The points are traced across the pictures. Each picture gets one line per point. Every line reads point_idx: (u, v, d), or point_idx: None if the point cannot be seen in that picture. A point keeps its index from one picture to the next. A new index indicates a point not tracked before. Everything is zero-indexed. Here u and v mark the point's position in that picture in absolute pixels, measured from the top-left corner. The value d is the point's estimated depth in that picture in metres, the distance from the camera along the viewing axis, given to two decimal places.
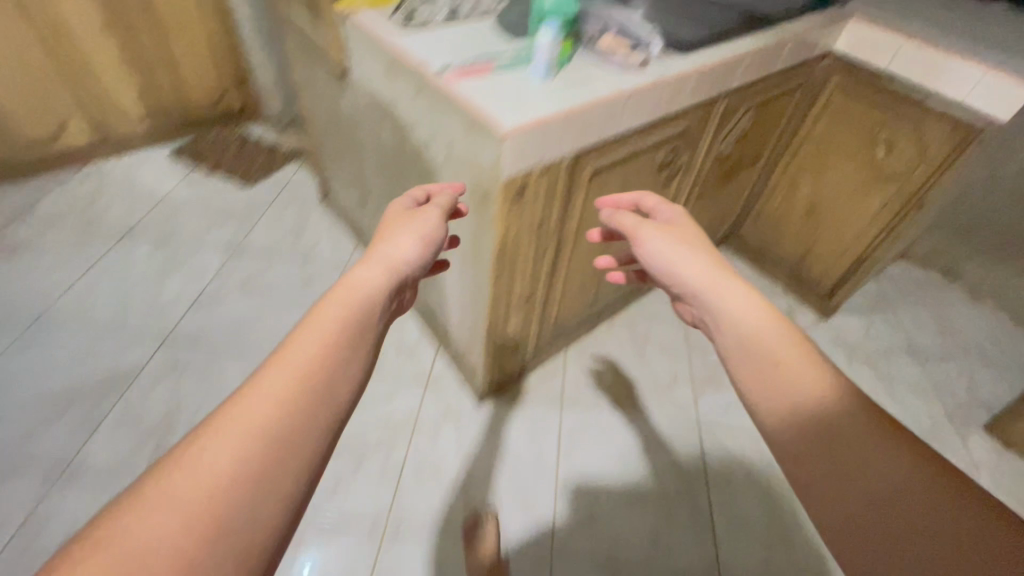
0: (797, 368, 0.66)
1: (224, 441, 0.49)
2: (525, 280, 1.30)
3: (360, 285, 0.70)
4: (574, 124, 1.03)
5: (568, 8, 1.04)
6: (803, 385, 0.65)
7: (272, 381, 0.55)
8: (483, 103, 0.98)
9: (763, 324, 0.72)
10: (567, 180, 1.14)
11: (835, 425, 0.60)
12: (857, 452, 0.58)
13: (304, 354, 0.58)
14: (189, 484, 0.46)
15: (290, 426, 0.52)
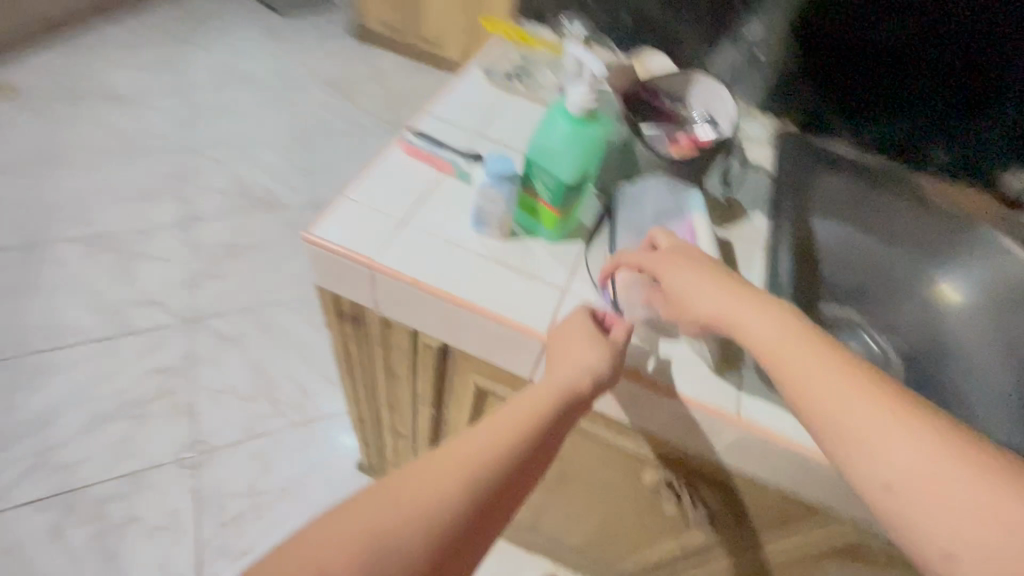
0: (861, 415, 0.44)
1: (394, 489, 0.45)
2: (388, 408, 0.96)
3: (579, 352, 0.56)
4: (436, 312, 0.65)
5: (558, 169, 0.60)
6: (885, 442, 0.43)
7: (482, 430, 0.50)
8: (362, 200, 0.69)
9: (852, 394, 0.45)
10: (435, 365, 0.76)
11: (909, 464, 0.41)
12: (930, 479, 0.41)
13: (512, 415, 0.52)
14: (358, 514, 0.43)
15: (454, 488, 0.46)
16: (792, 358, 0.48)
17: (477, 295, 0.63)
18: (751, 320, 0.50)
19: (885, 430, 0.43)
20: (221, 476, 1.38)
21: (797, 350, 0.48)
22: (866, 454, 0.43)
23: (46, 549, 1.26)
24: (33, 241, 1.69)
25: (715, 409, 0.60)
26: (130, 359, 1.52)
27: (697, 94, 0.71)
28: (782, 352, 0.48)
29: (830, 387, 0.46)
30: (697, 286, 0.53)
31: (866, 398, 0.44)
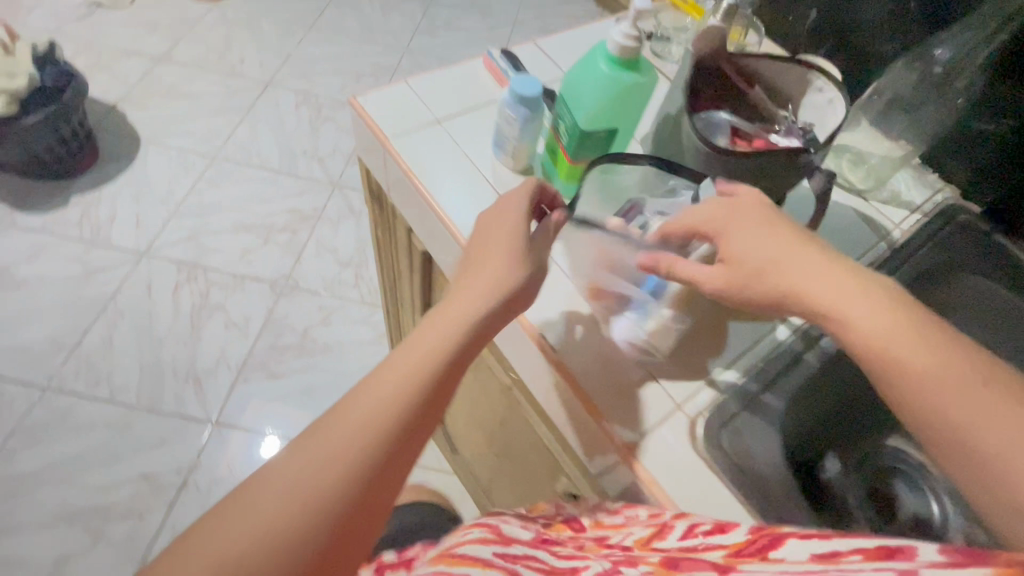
0: (897, 348, 0.41)
1: (307, 452, 0.40)
2: (396, 302, 1.01)
3: (497, 268, 0.50)
4: (422, 212, 0.66)
5: (576, 109, 0.55)
6: (926, 373, 0.40)
7: (376, 384, 0.44)
8: (417, 87, 0.70)
9: (884, 322, 0.42)
10: (424, 269, 0.77)
11: (951, 397, 0.39)
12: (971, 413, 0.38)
13: (415, 350, 0.46)
14: (271, 488, 0.39)
15: (375, 435, 0.42)
16: (856, 314, 0.43)
17: (453, 208, 0.62)
18: (802, 266, 0.45)
19: (961, 393, 0.39)
20: (291, 308, 1.60)
21: (860, 304, 0.43)
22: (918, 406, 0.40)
23: (161, 295, 1.56)
24: (265, 78, 2.06)
25: (605, 424, 0.54)
26: (282, 193, 1.80)
27: (810, 99, 0.58)
28: (844, 309, 0.43)
29: (905, 353, 0.41)
30: (754, 236, 0.47)
31: (938, 357, 0.40)
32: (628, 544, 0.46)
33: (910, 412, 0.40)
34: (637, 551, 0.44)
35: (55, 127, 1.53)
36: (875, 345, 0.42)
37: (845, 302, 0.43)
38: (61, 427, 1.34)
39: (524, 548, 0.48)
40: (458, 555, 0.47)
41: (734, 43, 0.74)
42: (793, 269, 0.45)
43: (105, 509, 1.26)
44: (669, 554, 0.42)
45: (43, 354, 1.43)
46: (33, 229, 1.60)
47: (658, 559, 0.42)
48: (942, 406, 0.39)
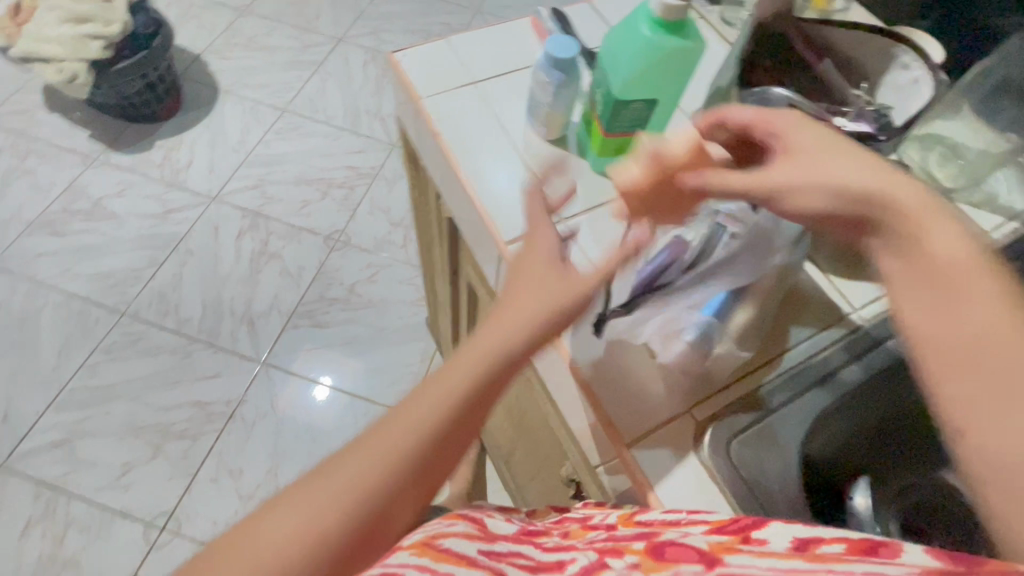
0: (927, 236, 0.37)
1: (315, 485, 0.41)
2: (430, 266, 1.01)
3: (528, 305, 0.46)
4: (446, 175, 0.64)
5: (612, 78, 0.50)
6: (954, 271, 0.36)
7: (370, 444, 0.43)
8: (456, 44, 0.67)
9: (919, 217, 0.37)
10: (451, 233, 0.76)
11: (972, 305, 0.34)
12: (992, 326, 0.34)
13: (438, 390, 0.44)
14: (281, 523, 0.39)
15: (385, 470, 0.42)
16: (929, 223, 0.37)
17: (477, 174, 0.59)
18: (878, 171, 0.39)
19: (1008, 335, 0.33)
20: (341, 260, 1.66)
21: (929, 217, 0.37)
22: (937, 305, 0.35)
23: (227, 239, 1.66)
24: (338, 33, 2.09)
25: (607, 421, 0.51)
26: (343, 150, 1.85)
27: (891, 78, 0.50)
28: (911, 217, 0.37)
29: (962, 276, 0.35)
30: (825, 140, 0.41)
31: (997, 294, 0.34)
32: (613, 523, 0.45)
33: (941, 328, 0.35)
34: (622, 531, 0.43)
35: (145, 73, 1.64)
36: (937, 259, 0.36)
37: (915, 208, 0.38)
38: (133, 350, 1.48)
39: (509, 546, 0.46)
40: (439, 548, 0.43)
41: (816, 10, 0.66)
42: (866, 170, 0.39)
43: (165, 427, 1.40)
44: (647, 531, 0.41)
45: (122, 282, 1.57)
46: (122, 167, 1.74)
47: (643, 546, 0.39)
48: (986, 338, 0.33)
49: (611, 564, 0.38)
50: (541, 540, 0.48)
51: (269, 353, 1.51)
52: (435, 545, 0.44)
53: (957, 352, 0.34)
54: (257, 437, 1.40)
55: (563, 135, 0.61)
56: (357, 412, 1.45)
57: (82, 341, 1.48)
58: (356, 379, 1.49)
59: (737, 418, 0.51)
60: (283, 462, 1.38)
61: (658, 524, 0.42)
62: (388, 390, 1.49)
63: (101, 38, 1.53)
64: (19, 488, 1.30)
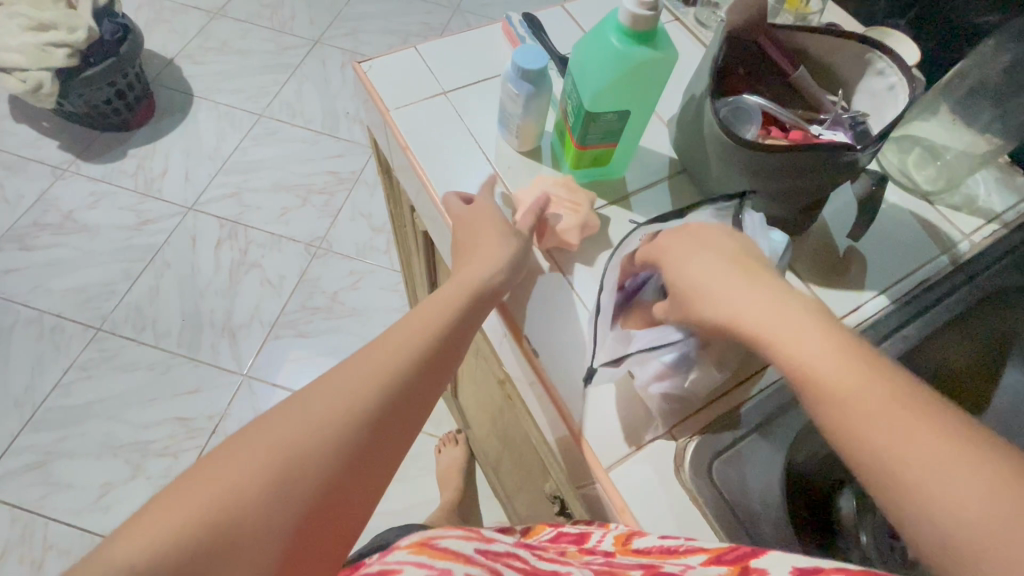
0: (784, 335, 0.39)
1: (272, 428, 0.37)
2: (409, 276, 0.99)
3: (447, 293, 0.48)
4: (418, 188, 0.62)
5: (583, 89, 0.48)
6: (821, 368, 0.37)
7: (330, 386, 0.40)
8: (426, 52, 0.65)
9: (769, 316, 0.40)
10: (428, 246, 0.74)
11: (843, 403, 0.36)
12: (868, 414, 0.35)
13: (371, 363, 0.42)
14: (228, 463, 0.35)
15: (347, 407, 0.39)
16: (798, 337, 0.38)
17: (447, 189, 0.57)
18: (717, 286, 0.42)
19: (886, 415, 0.35)
20: (324, 268, 1.63)
21: (794, 325, 0.39)
22: (822, 411, 0.37)
23: (204, 249, 1.62)
24: (314, 35, 2.05)
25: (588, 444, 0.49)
26: (322, 154, 1.81)
27: (867, 84, 0.49)
28: (777, 332, 0.39)
29: (848, 385, 0.36)
30: (693, 258, 0.44)
31: (879, 395, 0.35)
32: (609, 549, 0.43)
33: (838, 435, 0.36)
34: (621, 558, 0.41)
35: (113, 80, 1.59)
36: (819, 380, 0.37)
37: (778, 326, 0.39)
38: (110, 367, 1.45)
39: (504, 547, 0.42)
40: (438, 547, 0.39)
41: (792, 12, 0.66)
42: (730, 286, 0.42)
43: (145, 446, 1.36)
44: (645, 562, 0.40)
45: (97, 297, 1.53)
46: (94, 178, 1.69)
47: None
48: (882, 446, 0.34)
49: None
50: (535, 552, 0.44)
51: (252, 365, 1.48)
52: (433, 547, 0.39)
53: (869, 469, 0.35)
54: None
55: (536, 146, 0.59)
56: None
57: (56, 360, 1.44)
58: None
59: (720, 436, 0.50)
60: None
61: (657, 552, 0.40)
62: None
63: (66, 45, 1.48)
64: None
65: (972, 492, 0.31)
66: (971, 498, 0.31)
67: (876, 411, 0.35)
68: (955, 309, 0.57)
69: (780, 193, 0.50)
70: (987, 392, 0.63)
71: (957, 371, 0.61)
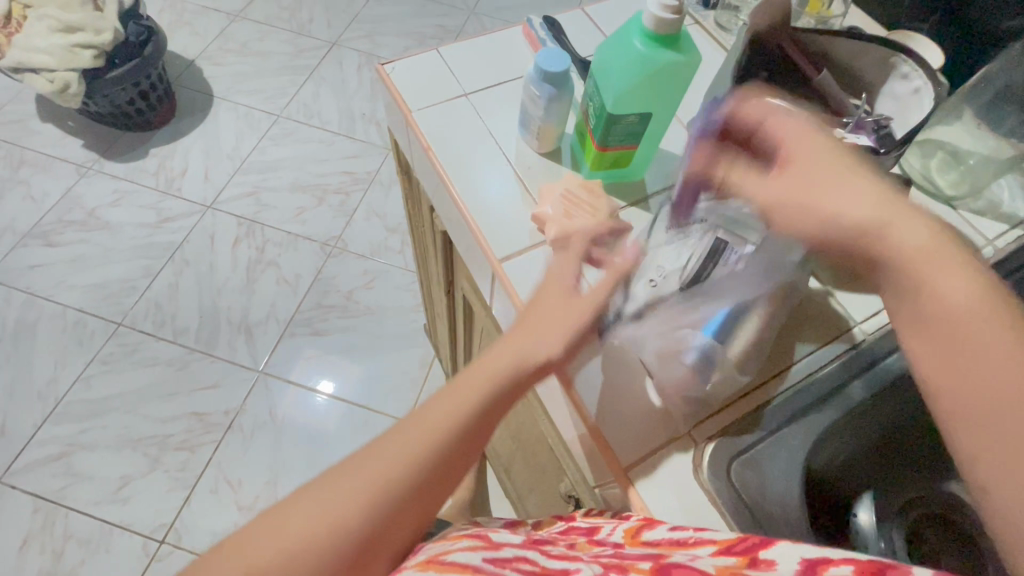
0: (919, 273, 0.39)
1: (345, 476, 0.41)
2: (426, 275, 1.00)
3: (503, 358, 0.46)
4: (438, 189, 0.63)
5: (605, 90, 0.49)
6: (947, 306, 0.37)
7: (398, 438, 0.43)
8: (447, 55, 0.66)
9: (910, 249, 0.39)
10: (445, 245, 0.75)
11: (966, 344, 0.36)
12: (993, 361, 0.35)
13: (406, 439, 0.43)
14: (306, 511, 0.39)
15: (412, 455, 0.42)
16: (935, 270, 0.38)
17: (469, 188, 0.58)
18: (865, 203, 0.41)
19: (1017, 366, 0.35)
20: (339, 267, 1.64)
21: (922, 248, 0.39)
22: (938, 351, 0.37)
23: (222, 247, 1.65)
24: (332, 37, 2.07)
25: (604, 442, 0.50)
26: (338, 155, 1.83)
27: (891, 87, 0.49)
28: (912, 262, 0.39)
29: (971, 312, 0.37)
30: (824, 170, 0.42)
31: (992, 328, 0.36)
32: (619, 541, 0.43)
33: (949, 374, 0.37)
34: (630, 549, 0.41)
35: (137, 81, 1.63)
36: (939, 305, 0.38)
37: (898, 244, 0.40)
38: (130, 362, 1.47)
39: (514, 551, 0.42)
40: (446, 561, 0.39)
41: (813, 15, 0.66)
42: (878, 204, 0.40)
43: (163, 439, 1.39)
44: (654, 552, 0.40)
45: (118, 293, 1.56)
46: (117, 176, 1.73)
47: (649, 567, 0.38)
48: (980, 372, 0.36)
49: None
50: (546, 548, 0.44)
51: (268, 361, 1.50)
52: (441, 561, 0.39)
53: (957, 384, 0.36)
54: (256, 446, 1.40)
55: (555, 147, 0.60)
56: (356, 420, 1.44)
57: (78, 354, 1.47)
58: (355, 386, 1.48)
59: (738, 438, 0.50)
60: (283, 471, 1.37)
61: (667, 544, 0.41)
62: (387, 398, 1.48)
63: (94, 47, 1.52)
64: (17, 503, 1.29)
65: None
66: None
67: (986, 340, 0.36)
68: None
69: None
70: None
71: None
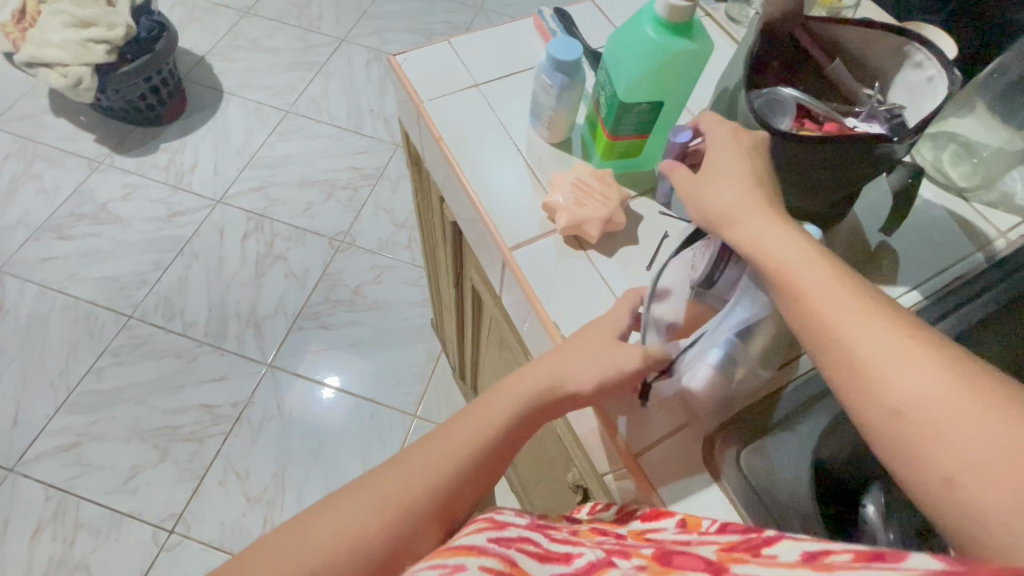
0: (824, 290, 0.40)
1: (377, 486, 0.44)
2: (435, 269, 1.01)
3: (535, 377, 0.49)
4: (449, 179, 0.63)
5: (618, 77, 0.49)
6: (850, 321, 0.39)
7: (427, 451, 0.46)
8: (459, 46, 0.67)
9: (814, 268, 0.41)
10: (455, 237, 0.75)
11: (869, 357, 0.38)
12: (894, 369, 0.37)
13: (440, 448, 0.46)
14: (341, 517, 0.42)
15: (442, 470, 0.45)
16: (836, 290, 0.40)
17: (480, 178, 0.58)
18: (768, 229, 0.42)
19: (919, 375, 0.36)
20: (347, 262, 1.65)
21: (818, 270, 0.41)
22: (850, 367, 0.38)
23: (231, 241, 1.66)
24: (341, 34, 2.08)
25: (614, 431, 0.51)
26: (346, 151, 1.84)
27: (904, 77, 0.49)
28: (814, 281, 0.40)
29: (854, 319, 0.39)
30: (731, 190, 0.44)
31: (876, 327, 0.38)
32: (623, 534, 0.43)
33: (862, 391, 0.38)
34: (633, 541, 0.41)
35: (149, 76, 1.64)
36: (827, 312, 0.39)
37: (799, 264, 0.41)
38: (140, 354, 1.49)
39: (519, 533, 0.42)
40: (451, 546, 0.39)
41: (825, 7, 0.65)
42: (766, 221, 0.43)
43: (172, 430, 1.40)
44: (658, 544, 0.40)
45: (128, 286, 1.58)
46: (127, 171, 1.75)
47: (652, 552, 0.38)
48: (878, 373, 0.37)
49: (616, 567, 0.36)
50: (550, 533, 0.43)
51: (276, 354, 1.51)
52: (448, 548, 0.38)
53: (858, 390, 0.38)
54: (265, 439, 1.41)
55: (566, 137, 0.60)
56: (363, 414, 1.45)
57: (89, 346, 1.49)
58: (362, 380, 1.49)
59: (748, 427, 0.50)
60: (290, 463, 1.38)
61: (670, 540, 0.40)
62: (393, 393, 1.48)
63: (106, 42, 1.53)
64: (29, 491, 1.31)
65: (954, 414, 0.35)
66: (950, 417, 0.35)
67: (875, 341, 0.38)
68: (988, 307, 0.56)
69: (811, 185, 0.50)
70: None
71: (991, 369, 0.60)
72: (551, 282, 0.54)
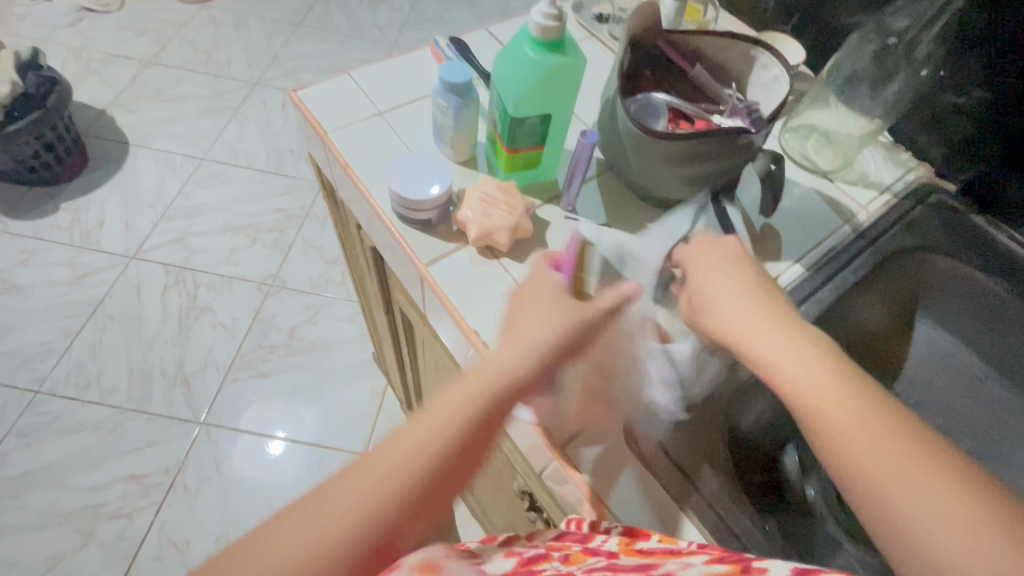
0: (840, 415, 0.37)
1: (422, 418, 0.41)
2: (363, 300, 1.00)
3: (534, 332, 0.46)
4: (362, 204, 0.64)
5: (505, 93, 0.53)
6: (870, 447, 0.36)
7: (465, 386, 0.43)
8: (359, 77, 0.69)
9: (822, 392, 0.38)
10: (378, 262, 0.76)
11: (885, 490, 0.35)
12: (920, 513, 0.33)
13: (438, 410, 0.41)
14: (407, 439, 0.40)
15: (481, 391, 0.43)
16: (838, 415, 0.37)
17: (401, 185, 0.57)
18: (787, 359, 0.41)
19: (946, 518, 0.33)
20: (282, 304, 1.60)
21: (822, 396, 0.38)
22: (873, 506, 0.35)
23: (150, 298, 1.57)
24: (252, 77, 2.05)
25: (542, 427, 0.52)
26: (268, 193, 1.80)
27: (756, 77, 0.56)
28: (817, 405, 0.38)
29: (888, 462, 0.35)
30: (769, 328, 0.43)
31: (936, 501, 0.33)
32: (613, 549, 0.42)
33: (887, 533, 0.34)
34: (624, 560, 0.40)
35: (42, 133, 1.55)
36: (862, 459, 0.36)
37: (808, 383, 0.39)
38: (52, 432, 1.36)
39: None
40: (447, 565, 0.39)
41: (692, 21, 0.73)
42: (783, 352, 0.41)
43: (95, 510, 1.28)
44: (650, 563, 0.39)
45: (34, 359, 1.45)
46: (25, 235, 1.62)
47: None
48: (904, 505, 0.34)
49: None
50: (539, 568, 0.41)
51: (213, 408, 1.43)
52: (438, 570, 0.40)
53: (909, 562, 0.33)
54: (206, 501, 1.31)
55: (471, 154, 0.63)
56: (310, 462, 1.38)
57: None
58: (307, 423, 1.43)
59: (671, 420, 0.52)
60: (236, 521, 1.30)
61: (661, 553, 0.41)
62: (340, 433, 1.43)
63: None
64: None
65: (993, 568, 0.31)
66: None
67: (913, 482, 0.34)
68: (862, 269, 0.63)
69: (694, 177, 0.56)
70: (905, 349, 0.69)
71: (875, 333, 0.68)
72: (472, 292, 0.55)
